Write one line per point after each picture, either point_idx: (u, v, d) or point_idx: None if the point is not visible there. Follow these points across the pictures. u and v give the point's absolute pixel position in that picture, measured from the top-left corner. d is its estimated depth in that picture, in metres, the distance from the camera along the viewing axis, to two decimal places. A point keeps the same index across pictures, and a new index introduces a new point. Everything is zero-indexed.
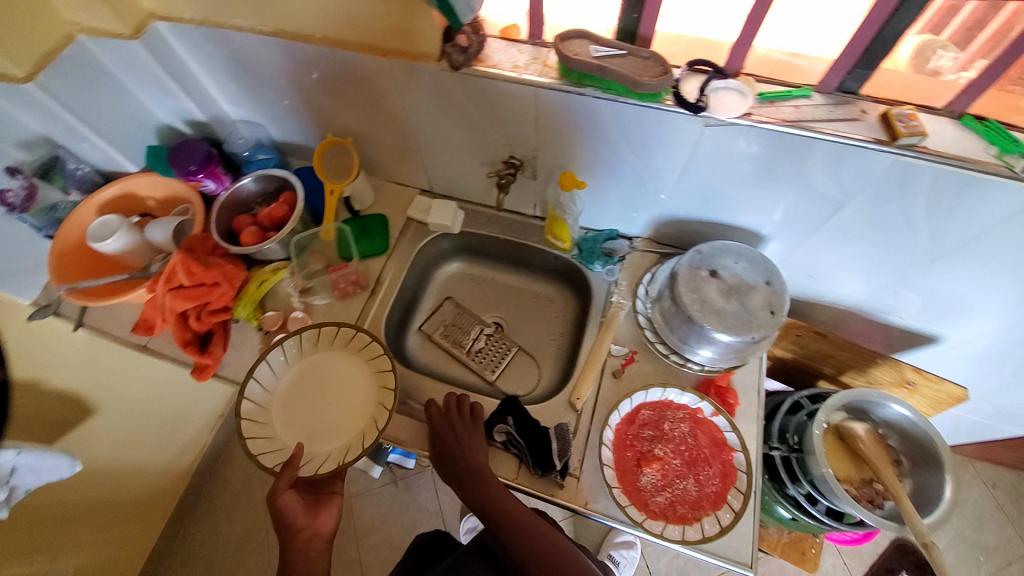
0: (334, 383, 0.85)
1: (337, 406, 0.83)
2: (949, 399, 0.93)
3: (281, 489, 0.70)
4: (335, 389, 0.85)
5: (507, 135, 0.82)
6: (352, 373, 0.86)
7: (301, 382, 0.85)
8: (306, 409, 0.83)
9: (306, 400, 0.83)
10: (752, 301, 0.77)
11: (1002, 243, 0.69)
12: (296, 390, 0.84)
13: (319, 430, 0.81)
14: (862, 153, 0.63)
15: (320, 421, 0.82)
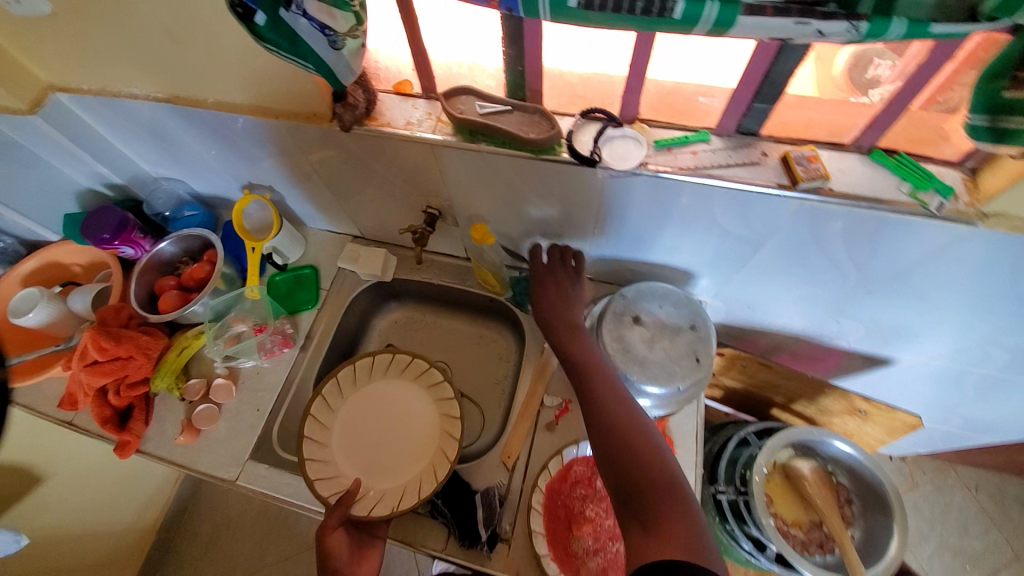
0: (400, 415, 0.85)
1: (403, 442, 0.83)
2: (906, 426, 0.89)
3: (327, 528, 0.69)
4: (397, 423, 0.84)
5: (421, 187, 0.79)
6: (416, 406, 0.85)
7: (361, 414, 0.84)
8: (369, 443, 0.82)
9: (371, 433, 0.83)
10: (678, 345, 0.75)
11: (931, 276, 0.65)
12: (353, 422, 0.84)
13: (386, 465, 0.81)
14: (766, 198, 0.60)
15: (385, 455, 0.81)
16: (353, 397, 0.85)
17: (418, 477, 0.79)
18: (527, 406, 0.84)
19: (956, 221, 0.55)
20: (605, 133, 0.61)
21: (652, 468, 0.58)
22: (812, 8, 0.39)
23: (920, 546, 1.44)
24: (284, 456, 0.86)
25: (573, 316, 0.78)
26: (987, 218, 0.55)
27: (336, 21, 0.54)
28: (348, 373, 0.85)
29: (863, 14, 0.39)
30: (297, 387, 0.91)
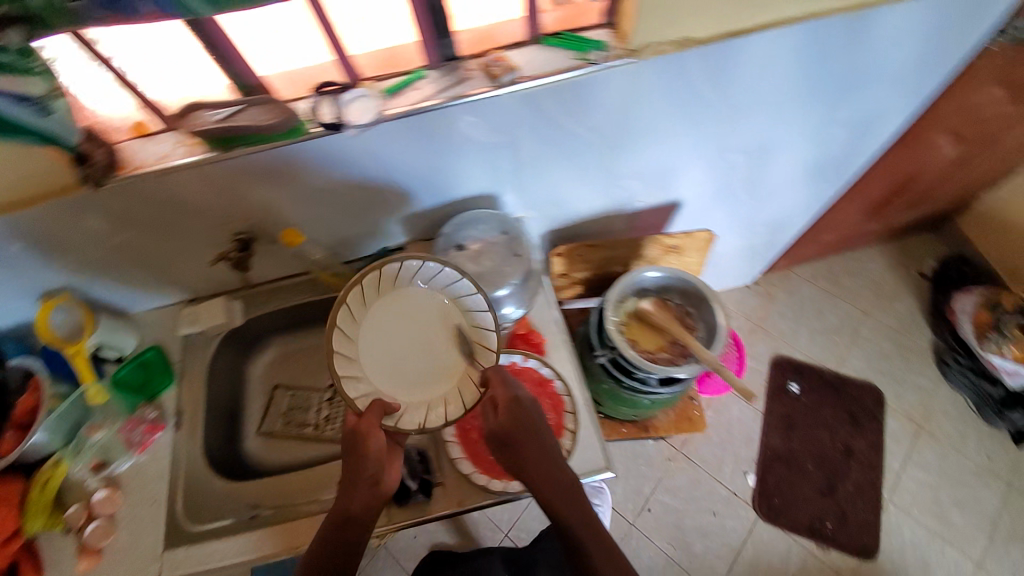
0: (426, 330, 0.72)
1: (428, 356, 0.71)
2: (706, 241, 1.12)
3: (357, 437, 0.67)
4: (424, 334, 0.72)
5: (217, 216, 0.82)
6: (434, 321, 0.72)
7: (412, 320, 0.72)
8: (386, 365, 0.70)
9: (393, 348, 0.70)
10: (499, 252, 0.93)
11: (641, 114, 0.83)
12: (393, 332, 0.71)
13: (405, 385, 0.69)
14: (488, 102, 0.72)
15: (409, 372, 0.70)
16: (420, 290, 0.74)
17: (449, 396, 0.69)
18: None
19: (621, 60, 0.72)
20: (340, 98, 0.70)
21: (592, 532, 0.73)
22: None
23: (797, 339, 1.76)
24: (195, 529, 0.81)
25: (525, 413, 0.71)
26: (637, 51, 0.72)
27: (30, 84, 0.57)
28: (403, 275, 0.73)
29: None
30: (190, 461, 0.87)
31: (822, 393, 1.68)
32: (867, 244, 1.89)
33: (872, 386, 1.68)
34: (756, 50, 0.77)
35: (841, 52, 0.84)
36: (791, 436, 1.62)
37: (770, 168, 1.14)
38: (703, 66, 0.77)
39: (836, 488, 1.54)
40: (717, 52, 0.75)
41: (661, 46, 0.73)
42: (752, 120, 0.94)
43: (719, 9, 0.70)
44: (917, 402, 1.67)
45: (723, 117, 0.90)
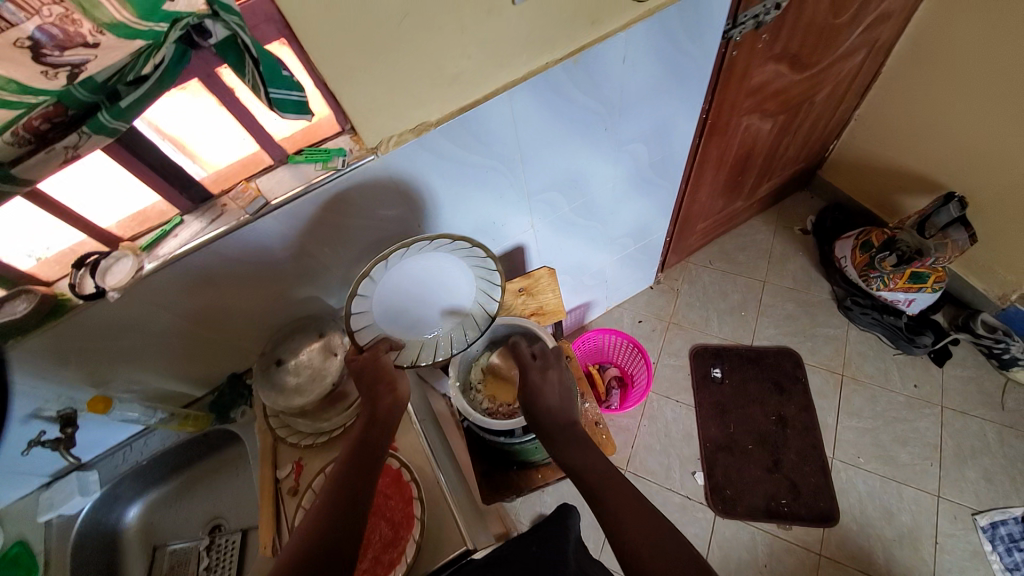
0: (443, 281, 0.87)
1: (436, 300, 0.87)
2: (550, 276, 1.18)
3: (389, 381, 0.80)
4: (424, 293, 0.85)
5: (29, 401, 0.81)
6: (457, 277, 0.88)
7: (422, 274, 0.84)
8: (401, 305, 0.84)
9: (414, 293, 0.84)
10: (321, 361, 0.88)
11: (420, 191, 0.88)
12: (418, 282, 0.84)
13: (406, 325, 0.86)
14: (248, 230, 0.75)
15: (404, 316, 0.85)
16: (434, 258, 0.84)
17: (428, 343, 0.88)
18: (263, 489, 0.84)
19: (363, 159, 0.76)
20: (97, 266, 0.70)
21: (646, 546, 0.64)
22: (47, 142, 0.51)
23: (708, 325, 1.79)
24: None
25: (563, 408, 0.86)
26: (376, 148, 0.77)
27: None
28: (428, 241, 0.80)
29: (86, 130, 0.52)
30: None
31: (745, 370, 1.71)
32: (750, 217, 1.96)
33: (787, 350, 1.73)
34: (494, 114, 0.82)
35: (584, 91, 0.89)
36: (726, 422, 1.62)
37: (594, 192, 1.19)
38: (450, 139, 0.82)
39: (780, 461, 1.54)
40: (456, 125, 0.80)
41: (399, 136, 0.77)
42: (540, 163, 1.00)
43: (436, 97, 0.75)
44: (832, 352, 1.71)
45: (511, 169, 0.96)
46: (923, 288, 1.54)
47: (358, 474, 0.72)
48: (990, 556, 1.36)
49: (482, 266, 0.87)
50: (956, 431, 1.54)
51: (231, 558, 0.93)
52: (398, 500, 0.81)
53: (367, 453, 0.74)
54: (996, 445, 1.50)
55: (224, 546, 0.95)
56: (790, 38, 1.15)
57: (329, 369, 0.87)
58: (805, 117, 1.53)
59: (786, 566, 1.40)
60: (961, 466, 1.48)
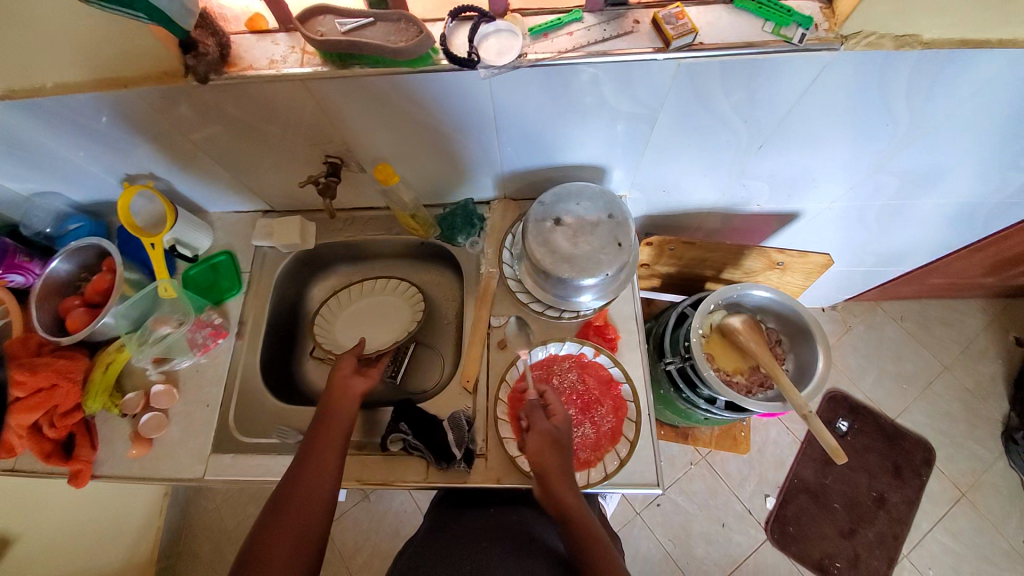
0: (353, 323, 0.98)
1: (382, 325, 0.97)
2: (821, 265, 0.97)
3: (351, 388, 0.76)
4: (389, 316, 0.98)
5: (312, 132, 0.75)
6: (345, 319, 0.98)
7: (367, 312, 0.99)
8: (363, 328, 0.97)
9: (346, 329, 0.97)
10: (599, 238, 0.76)
11: (810, 112, 0.69)
12: (345, 323, 0.98)
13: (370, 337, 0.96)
14: (644, 66, 0.61)
15: (384, 324, 0.97)
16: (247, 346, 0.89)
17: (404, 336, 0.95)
18: (476, 327, 0.84)
19: (819, 49, 0.59)
20: (479, 29, 0.60)
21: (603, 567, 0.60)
22: None
23: (862, 378, 1.62)
24: (244, 440, 0.83)
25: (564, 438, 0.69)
26: (845, 39, 0.59)
27: None
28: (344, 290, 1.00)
29: None
30: (245, 371, 0.88)
31: (871, 438, 1.57)
32: (975, 296, 1.66)
33: (927, 444, 1.55)
34: (984, 65, 0.62)
35: None
36: (826, 472, 1.54)
37: (920, 201, 0.96)
38: (912, 70, 0.63)
39: (856, 533, 1.48)
40: (938, 59, 0.61)
41: (876, 38, 0.59)
42: (928, 147, 0.78)
43: (965, 6, 0.56)
44: (970, 471, 1.52)
45: (901, 137, 0.76)
46: None
47: (306, 492, 0.65)
48: None
49: (396, 290, 1.00)
50: None
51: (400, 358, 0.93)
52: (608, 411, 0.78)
53: (318, 471, 0.67)
54: None
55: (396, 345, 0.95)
56: None
57: (606, 256, 0.75)
58: None
59: None
60: None
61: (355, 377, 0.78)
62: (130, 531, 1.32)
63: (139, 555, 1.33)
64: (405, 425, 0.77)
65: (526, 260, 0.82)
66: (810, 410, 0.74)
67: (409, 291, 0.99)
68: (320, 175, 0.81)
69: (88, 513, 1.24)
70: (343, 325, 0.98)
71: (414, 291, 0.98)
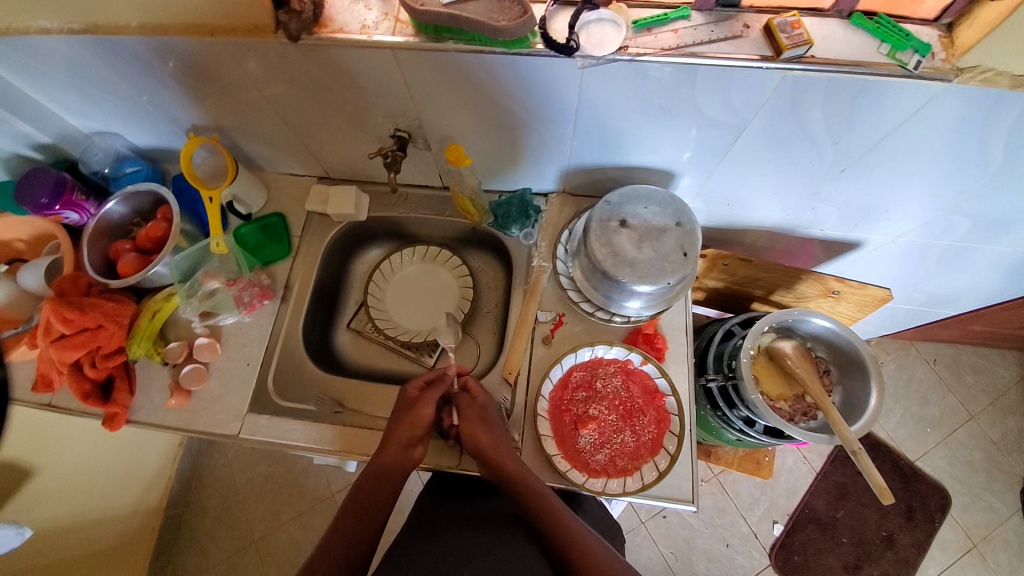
0: (400, 295, 1.00)
1: (429, 301, 0.99)
2: (878, 299, 0.94)
3: (405, 463, 0.70)
4: (438, 294, 0.99)
5: (386, 104, 0.74)
6: (393, 289, 1.00)
7: (417, 286, 1.00)
8: (409, 300, 0.99)
9: (393, 298, 0.99)
10: (664, 245, 0.74)
11: (904, 142, 0.66)
12: (393, 291, 1.00)
13: (415, 313, 0.98)
14: (748, 74, 0.58)
15: (431, 302, 0.99)
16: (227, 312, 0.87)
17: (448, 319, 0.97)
18: (522, 320, 0.83)
19: (933, 78, 0.56)
20: (582, 16, 0.57)
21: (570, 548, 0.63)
22: None
23: (886, 416, 1.59)
24: (280, 403, 0.83)
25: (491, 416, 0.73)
26: (962, 71, 0.56)
27: None
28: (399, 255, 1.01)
29: None
30: (286, 336, 0.88)
31: (888, 478, 1.54)
32: (1015, 348, 1.61)
33: (946, 492, 1.52)
34: None
35: None
36: (837, 506, 1.52)
37: (990, 246, 0.93)
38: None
39: (861, 569, 1.46)
40: None
41: (996, 73, 0.56)
42: (1016, 191, 0.75)
43: None
44: (987, 525, 1.49)
45: (992, 178, 0.72)
46: None
47: (345, 549, 0.63)
48: None
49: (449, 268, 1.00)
50: None
51: (437, 340, 0.94)
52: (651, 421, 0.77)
53: (361, 525, 0.65)
54: None
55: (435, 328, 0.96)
56: None
57: (671, 265, 0.73)
58: None
59: None
60: None
61: (413, 446, 0.71)
62: (144, 475, 1.35)
63: (150, 500, 1.36)
64: (444, 410, 0.77)
65: (583, 259, 0.81)
66: (859, 446, 0.72)
67: (462, 272, 0.99)
68: (387, 148, 0.80)
69: (108, 452, 1.26)
70: (392, 293, 0.99)
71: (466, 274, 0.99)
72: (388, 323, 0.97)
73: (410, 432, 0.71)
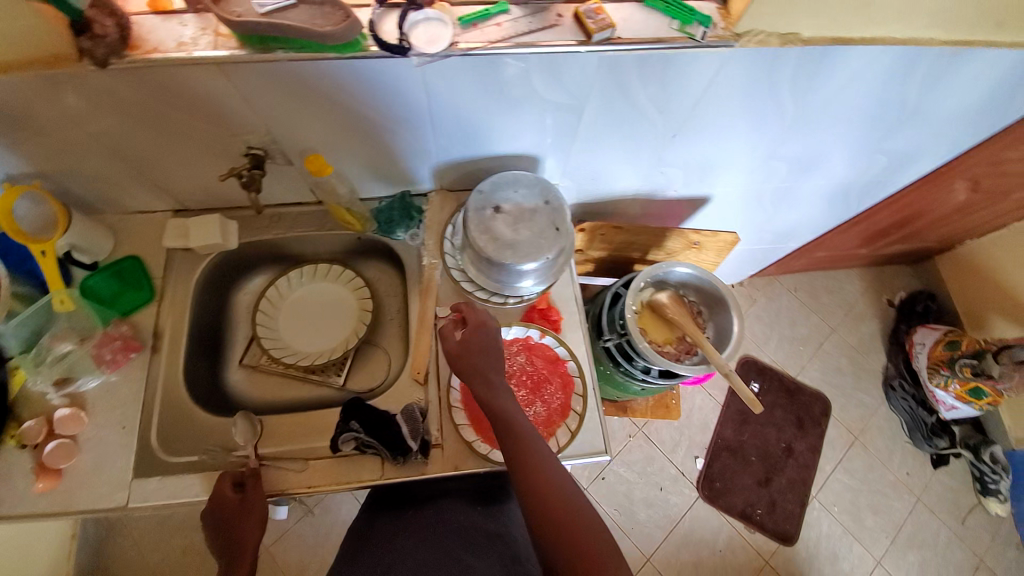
0: (295, 320, 0.95)
1: (327, 321, 0.95)
2: (729, 243, 1.08)
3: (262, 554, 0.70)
4: (336, 311, 0.96)
5: (230, 122, 0.71)
6: (286, 315, 0.95)
7: (311, 307, 0.96)
8: (305, 324, 0.95)
9: (288, 324, 0.94)
10: (538, 223, 0.79)
11: (713, 103, 0.78)
12: (287, 317, 0.95)
13: (314, 336, 0.94)
14: (570, 58, 0.65)
15: (329, 321, 0.95)
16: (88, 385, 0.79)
17: (351, 334, 0.94)
18: (422, 319, 0.84)
19: (719, 45, 0.67)
20: (408, 18, 0.60)
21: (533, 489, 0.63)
22: None
23: (766, 343, 1.83)
24: (172, 460, 0.76)
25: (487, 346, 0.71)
26: (739, 37, 0.67)
27: None
28: (286, 278, 0.96)
29: None
30: (165, 387, 0.81)
31: (778, 396, 1.77)
32: (850, 267, 1.94)
33: (822, 396, 1.79)
34: (848, 61, 0.73)
35: (922, 84, 0.82)
36: (743, 430, 1.72)
37: (805, 182, 1.10)
38: (794, 67, 0.73)
39: (771, 480, 1.67)
40: (814, 55, 0.71)
41: (764, 37, 0.68)
42: (808, 134, 0.91)
43: (830, 11, 0.65)
44: (858, 417, 1.78)
45: (789, 125, 0.87)
46: (971, 403, 1.61)
47: None
48: None
49: (344, 282, 0.97)
50: (920, 521, 1.68)
51: (342, 358, 0.91)
52: (557, 388, 0.82)
53: None
54: (943, 545, 1.66)
55: (338, 345, 0.93)
56: None
57: (547, 241, 0.78)
58: (987, 208, 1.48)
59: (735, 559, 1.58)
60: (908, 549, 1.65)
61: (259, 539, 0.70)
62: None
63: None
64: (357, 423, 0.73)
65: (469, 248, 0.84)
66: (730, 369, 0.83)
67: (357, 284, 0.97)
68: (241, 167, 0.76)
69: None
70: (285, 319, 0.95)
71: (362, 285, 0.96)
72: (285, 351, 0.92)
73: (257, 530, 0.70)
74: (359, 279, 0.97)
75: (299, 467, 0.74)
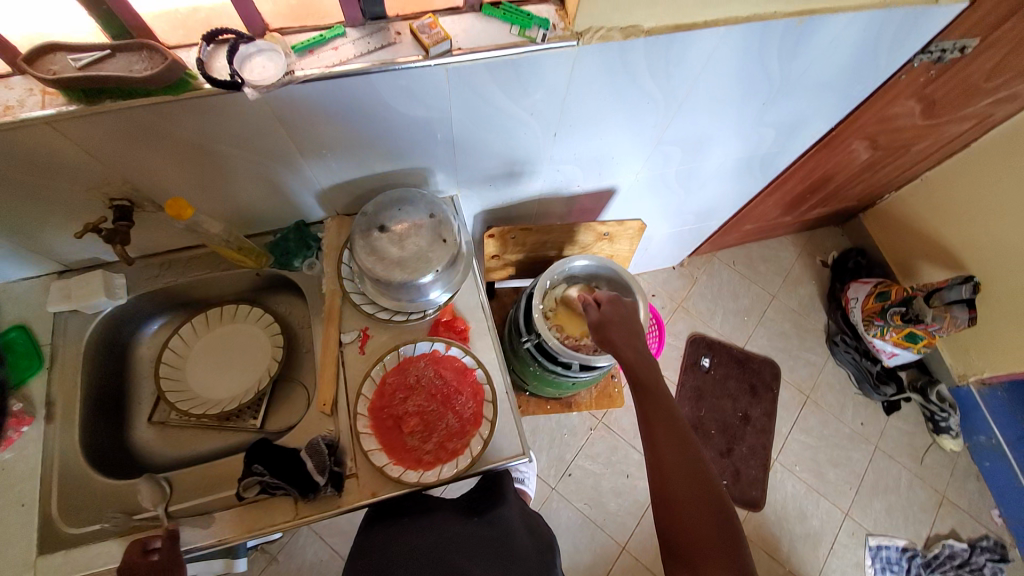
0: (204, 368, 0.92)
1: (238, 363, 0.93)
2: (637, 230, 1.10)
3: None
4: (247, 351, 0.94)
5: (84, 177, 0.69)
6: (193, 365, 0.92)
7: (220, 352, 0.94)
8: (216, 370, 0.93)
9: (197, 373, 0.92)
10: (423, 238, 0.79)
11: (580, 98, 0.79)
12: (195, 366, 0.92)
13: (226, 380, 0.92)
14: (415, 73, 0.65)
15: (241, 363, 0.93)
16: None
17: (265, 373, 0.92)
18: (326, 349, 0.83)
19: (561, 45, 0.68)
20: (238, 51, 0.59)
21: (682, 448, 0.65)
22: None
23: (713, 318, 1.87)
24: (75, 532, 0.73)
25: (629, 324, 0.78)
26: (580, 35, 0.68)
27: None
28: (190, 326, 0.93)
29: None
30: (62, 456, 0.77)
31: (730, 368, 1.81)
32: (783, 234, 2.00)
33: (772, 362, 1.83)
34: (699, 43, 0.75)
35: (783, 56, 0.84)
36: (700, 406, 1.75)
37: (705, 161, 1.13)
38: (648, 55, 0.75)
39: (732, 451, 1.70)
40: (663, 43, 0.73)
41: (606, 31, 0.69)
42: (688, 116, 0.93)
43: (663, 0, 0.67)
44: (807, 376, 1.83)
45: (665, 110, 0.89)
46: (910, 348, 1.65)
47: None
48: (867, 569, 1.61)
49: (252, 321, 0.95)
50: (880, 468, 1.74)
51: (256, 399, 0.89)
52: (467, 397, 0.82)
53: None
54: (904, 488, 1.72)
55: (252, 386, 0.91)
56: (939, 85, 1.17)
57: (434, 254, 0.78)
58: (892, 162, 1.54)
59: None
60: (872, 497, 1.70)
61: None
62: None
63: None
64: (260, 466, 0.71)
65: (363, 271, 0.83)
66: None
67: (265, 321, 0.95)
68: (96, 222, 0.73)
69: None
70: (194, 368, 0.92)
71: (270, 321, 0.94)
72: (195, 402, 0.90)
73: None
74: (267, 315, 0.95)
75: (205, 523, 0.73)
